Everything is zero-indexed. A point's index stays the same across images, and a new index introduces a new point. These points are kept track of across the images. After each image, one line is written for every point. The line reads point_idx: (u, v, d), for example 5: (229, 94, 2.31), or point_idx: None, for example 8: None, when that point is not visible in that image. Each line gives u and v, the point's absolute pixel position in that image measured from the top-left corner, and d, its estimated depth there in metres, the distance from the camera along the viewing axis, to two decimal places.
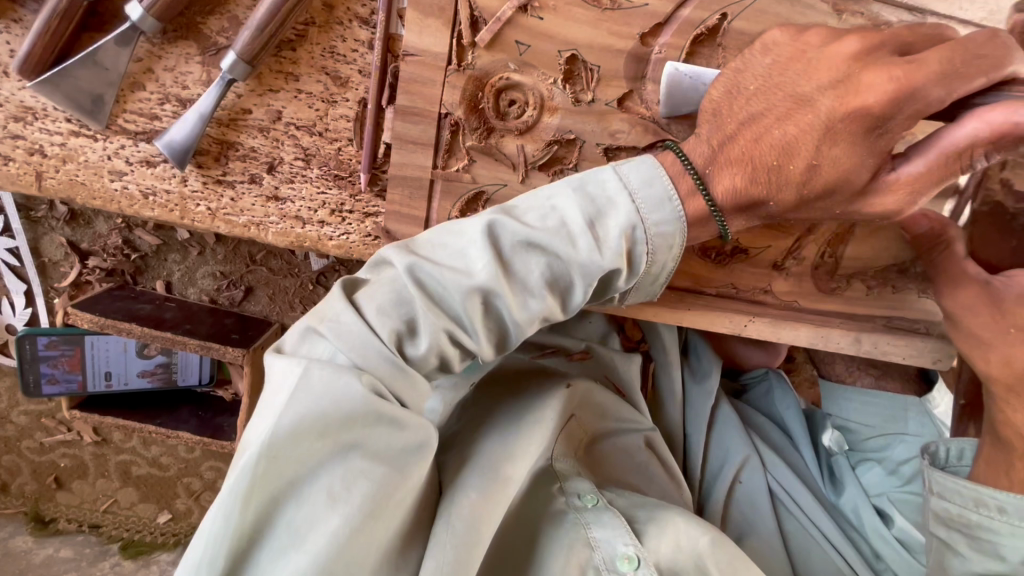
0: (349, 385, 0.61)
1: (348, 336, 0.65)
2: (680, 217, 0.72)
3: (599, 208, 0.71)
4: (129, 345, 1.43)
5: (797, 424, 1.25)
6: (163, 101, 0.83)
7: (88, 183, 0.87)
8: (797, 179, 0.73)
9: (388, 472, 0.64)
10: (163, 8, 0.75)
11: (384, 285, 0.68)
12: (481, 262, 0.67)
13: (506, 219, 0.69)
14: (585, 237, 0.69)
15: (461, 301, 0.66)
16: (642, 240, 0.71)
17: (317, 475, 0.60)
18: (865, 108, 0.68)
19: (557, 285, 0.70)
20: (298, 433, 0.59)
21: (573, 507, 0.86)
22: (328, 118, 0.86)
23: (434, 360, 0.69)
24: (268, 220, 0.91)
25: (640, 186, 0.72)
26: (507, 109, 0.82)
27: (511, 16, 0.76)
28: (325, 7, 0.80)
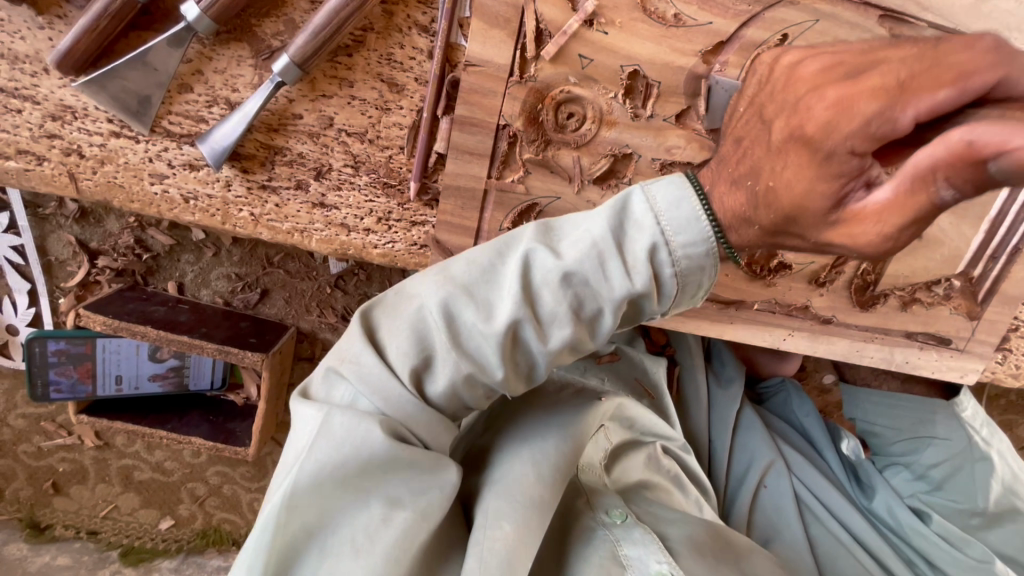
0: (367, 430, 0.61)
1: (370, 379, 0.64)
2: (710, 237, 0.61)
3: (627, 231, 0.62)
4: (141, 348, 1.38)
5: (818, 430, 1.28)
6: (211, 104, 0.81)
7: (126, 185, 0.84)
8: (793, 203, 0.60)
9: (410, 518, 0.63)
10: (221, 9, 0.72)
11: (405, 322, 0.64)
12: (504, 297, 0.62)
13: (529, 251, 0.63)
14: (614, 264, 0.61)
15: (482, 341, 0.62)
16: (669, 262, 0.61)
17: (342, 523, 0.62)
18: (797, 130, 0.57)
19: (586, 317, 0.64)
20: (318, 485, 0.60)
21: (603, 523, 0.85)
22: (380, 125, 0.84)
23: (456, 396, 0.67)
24: (312, 227, 0.89)
25: (668, 208, 0.61)
26: (566, 121, 0.81)
27: (577, 30, 0.76)
28: (384, 13, 0.78)
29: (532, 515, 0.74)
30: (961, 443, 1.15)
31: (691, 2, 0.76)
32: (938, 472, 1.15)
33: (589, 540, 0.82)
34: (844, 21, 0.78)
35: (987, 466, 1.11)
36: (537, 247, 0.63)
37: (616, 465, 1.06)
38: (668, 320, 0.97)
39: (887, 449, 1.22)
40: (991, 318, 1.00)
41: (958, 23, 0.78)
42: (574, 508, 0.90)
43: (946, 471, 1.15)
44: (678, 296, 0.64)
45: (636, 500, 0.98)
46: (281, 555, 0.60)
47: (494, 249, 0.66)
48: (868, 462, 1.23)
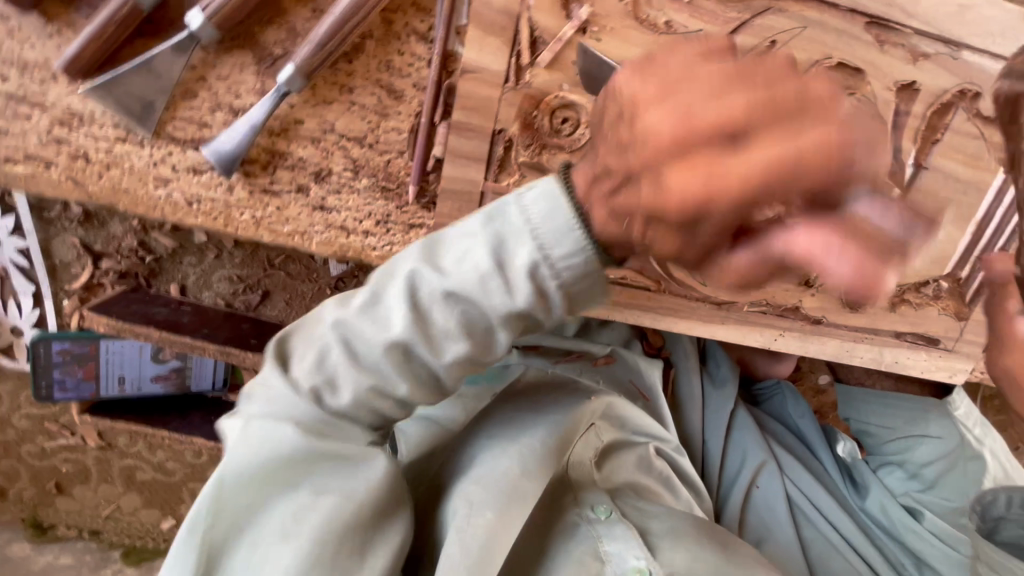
0: (284, 429, 0.65)
1: (275, 400, 0.67)
2: (583, 247, 0.66)
3: (508, 247, 0.67)
4: (144, 349, 1.39)
5: (812, 432, 1.30)
6: (215, 109, 0.82)
7: (131, 189, 0.86)
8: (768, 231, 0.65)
9: (337, 499, 0.67)
10: (225, 18, 0.75)
11: (312, 343, 0.69)
12: (398, 316, 0.66)
13: (413, 274, 0.67)
14: (494, 281, 0.66)
15: (379, 353, 0.67)
16: (550, 277, 0.66)
17: (269, 513, 0.66)
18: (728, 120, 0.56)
19: (470, 330, 0.68)
20: (243, 482, 0.65)
21: (586, 519, 0.87)
22: (379, 130, 0.86)
23: (365, 409, 0.70)
24: (313, 229, 0.90)
25: (543, 219, 0.67)
26: (561, 126, 0.83)
27: (571, 37, 0.78)
28: (383, 21, 0.81)
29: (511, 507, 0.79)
30: (954, 441, 1.15)
31: (682, 10, 0.78)
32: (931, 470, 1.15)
33: (572, 537, 0.85)
34: (831, 28, 0.80)
35: (981, 464, 1.11)
36: (420, 270, 0.67)
37: (606, 463, 1.05)
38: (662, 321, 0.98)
39: (880, 448, 1.24)
40: (978, 318, 1.02)
41: (943, 29, 0.81)
42: (559, 504, 0.91)
43: (939, 470, 1.14)
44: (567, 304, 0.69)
45: (624, 497, 0.97)
46: (210, 550, 0.64)
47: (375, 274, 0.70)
48: (861, 462, 1.25)
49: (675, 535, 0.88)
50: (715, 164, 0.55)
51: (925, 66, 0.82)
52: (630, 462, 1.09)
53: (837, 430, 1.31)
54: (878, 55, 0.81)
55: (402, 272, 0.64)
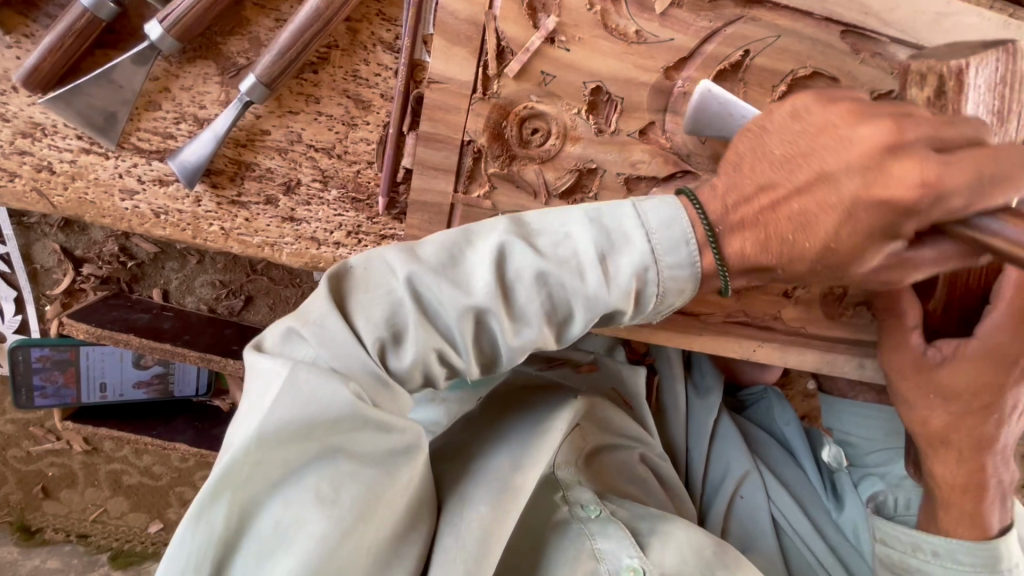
0: (338, 391, 0.58)
1: (336, 345, 0.61)
2: (694, 261, 0.70)
3: (610, 241, 0.68)
4: (126, 355, 1.40)
5: (798, 439, 1.29)
6: (179, 120, 0.81)
7: (97, 201, 0.85)
8: (812, 254, 0.70)
9: (376, 475, 0.62)
10: (183, 28, 0.73)
11: (380, 296, 0.64)
12: (481, 281, 0.65)
13: (508, 243, 0.66)
14: (595, 270, 0.67)
15: (456, 319, 0.64)
16: (653, 281, 0.69)
17: (303, 478, 0.59)
18: (889, 199, 0.64)
19: (551, 317, 0.69)
20: (286, 436, 0.57)
21: (577, 517, 0.87)
22: (348, 140, 0.85)
23: (418, 376, 0.66)
24: (282, 241, 0.89)
25: (660, 227, 0.69)
26: (530, 137, 0.82)
27: (539, 47, 0.76)
28: (348, 30, 0.79)
29: (507, 496, 0.78)
30: None
31: (652, 18, 0.76)
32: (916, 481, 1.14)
33: (562, 535, 0.85)
34: (805, 37, 0.78)
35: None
36: (516, 238, 0.67)
37: (594, 466, 1.04)
38: (639, 333, 0.96)
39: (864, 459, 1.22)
40: None
41: (920, 38, 0.79)
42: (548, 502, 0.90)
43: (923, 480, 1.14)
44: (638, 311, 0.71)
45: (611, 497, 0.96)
46: (240, 503, 0.57)
47: (463, 234, 0.69)
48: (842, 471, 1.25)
49: (662, 531, 0.89)
50: (810, 228, 0.69)
51: (904, 75, 0.80)
52: (614, 465, 1.08)
53: (820, 433, 1.30)
54: (854, 64, 0.79)
55: (500, 237, 0.64)
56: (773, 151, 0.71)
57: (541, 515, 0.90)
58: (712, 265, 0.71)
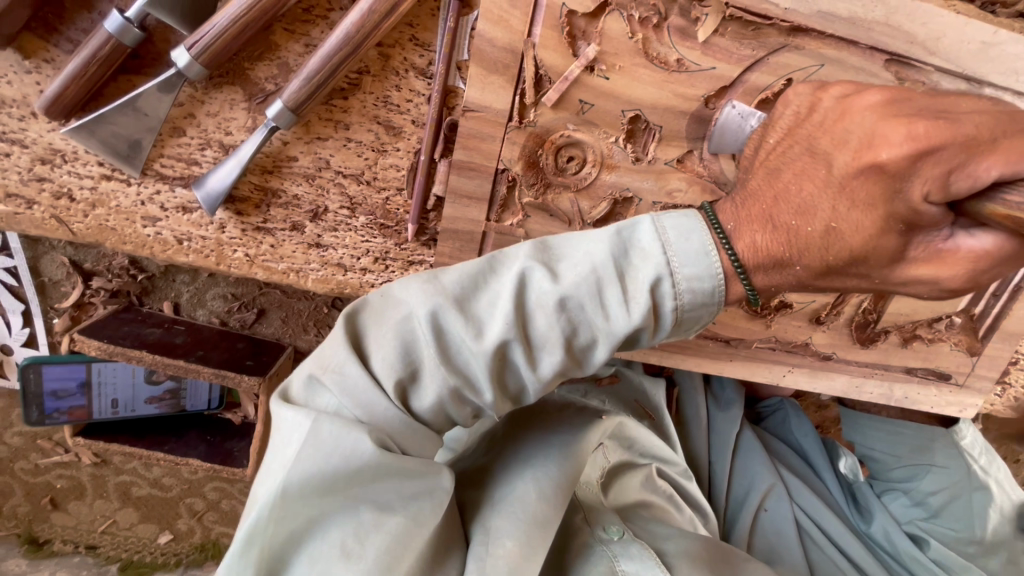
0: (356, 441, 0.57)
1: (354, 391, 0.59)
2: (716, 274, 0.59)
3: (630, 259, 0.60)
4: (137, 371, 1.37)
5: (816, 450, 1.28)
6: (204, 147, 0.79)
7: (119, 228, 0.82)
8: (818, 246, 0.61)
9: (403, 523, 0.59)
10: (211, 55, 0.70)
11: (391, 335, 0.60)
12: (497, 315, 0.60)
13: (526, 269, 0.60)
14: (613, 295, 0.59)
15: (475, 355, 0.59)
16: (670, 296, 0.59)
17: (328, 528, 0.58)
18: (877, 165, 0.55)
19: (581, 344, 0.62)
20: (306, 491, 0.56)
21: (600, 540, 0.84)
22: (377, 167, 0.83)
23: (442, 414, 0.63)
24: (308, 267, 0.88)
25: (675, 237, 0.60)
26: (566, 165, 0.80)
27: (578, 75, 0.74)
28: (380, 55, 0.76)
29: (535, 533, 0.73)
30: (961, 472, 1.17)
31: (694, 47, 0.74)
32: (937, 500, 1.15)
33: (587, 557, 0.82)
34: (849, 66, 0.76)
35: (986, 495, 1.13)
36: (536, 262, 0.61)
37: (614, 483, 1.04)
38: (669, 358, 0.95)
39: (886, 475, 1.23)
40: (991, 354, 1.00)
41: (965, 67, 0.77)
42: (570, 527, 0.88)
43: (944, 499, 1.15)
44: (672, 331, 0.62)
45: (634, 519, 0.96)
46: (267, 559, 0.57)
47: (484, 262, 0.64)
48: (865, 484, 1.24)
49: (686, 555, 0.86)
50: (809, 213, 0.60)
51: None
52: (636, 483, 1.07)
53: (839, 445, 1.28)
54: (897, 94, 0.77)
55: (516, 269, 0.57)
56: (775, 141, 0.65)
57: (566, 537, 0.87)
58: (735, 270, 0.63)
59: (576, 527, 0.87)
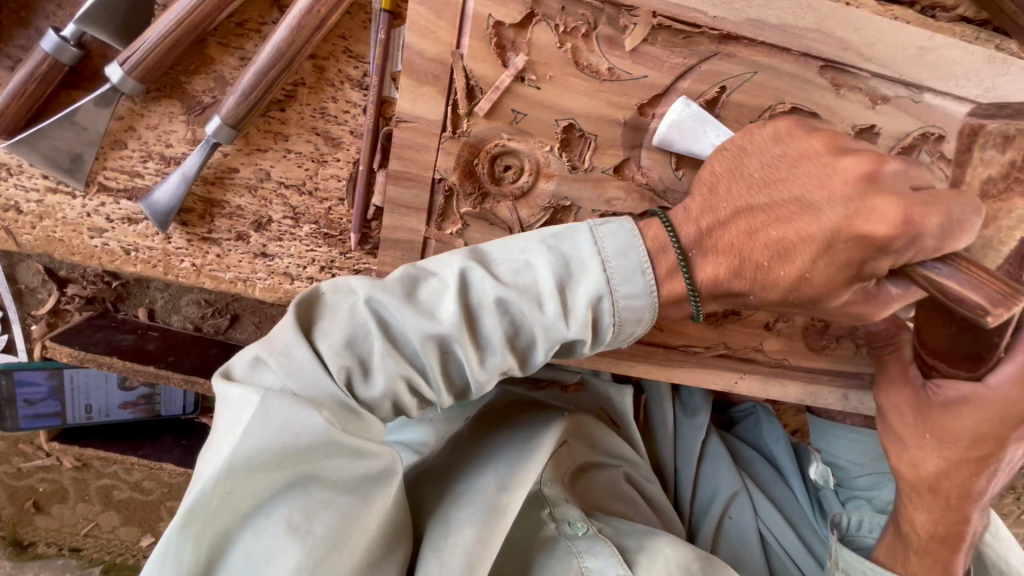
0: (308, 417, 0.55)
1: (301, 374, 0.58)
2: (652, 290, 0.65)
3: (573, 268, 0.64)
4: (110, 376, 1.39)
5: (786, 457, 1.27)
6: (146, 159, 0.80)
7: (66, 239, 0.84)
8: (783, 283, 0.67)
9: (350, 501, 0.59)
10: (145, 70, 0.72)
11: (342, 321, 0.61)
12: (449, 308, 0.61)
13: (469, 267, 0.62)
14: (554, 304, 0.62)
15: (426, 350, 0.61)
16: (609, 313, 0.64)
17: (276, 505, 0.56)
18: (868, 236, 0.61)
19: (520, 345, 0.65)
20: (254, 465, 0.54)
21: (564, 535, 0.84)
22: (317, 177, 0.83)
23: (388, 404, 0.63)
24: (255, 276, 0.88)
25: (615, 255, 0.65)
26: (503, 174, 0.80)
27: (509, 85, 0.75)
28: (316, 68, 0.77)
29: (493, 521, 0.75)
30: None
31: (624, 56, 0.74)
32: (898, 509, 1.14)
33: (551, 552, 0.82)
34: (783, 73, 0.76)
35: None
36: (474, 262, 0.63)
37: (580, 482, 1.02)
38: (618, 366, 0.95)
39: (848, 483, 1.19)
40: None
41: (902, 72, 0.77)
42: (535, 520, 0.88)
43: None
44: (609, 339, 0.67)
45: (599, 515, 0.94)
46: (212, 535, 0.54)
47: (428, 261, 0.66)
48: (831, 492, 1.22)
49: (648, 548, 0.86)
50: (762, 238, 0.67)
51: (886, 110, 0.78)
52: (602, 482, 1.06)
53: (809, 449, 1.29)
54: (833, 100, 0.77)
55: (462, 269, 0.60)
56: (753, 174, 0.69)
57: (530, 532, 0.86)
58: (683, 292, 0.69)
59: (542, 520, 0.87)
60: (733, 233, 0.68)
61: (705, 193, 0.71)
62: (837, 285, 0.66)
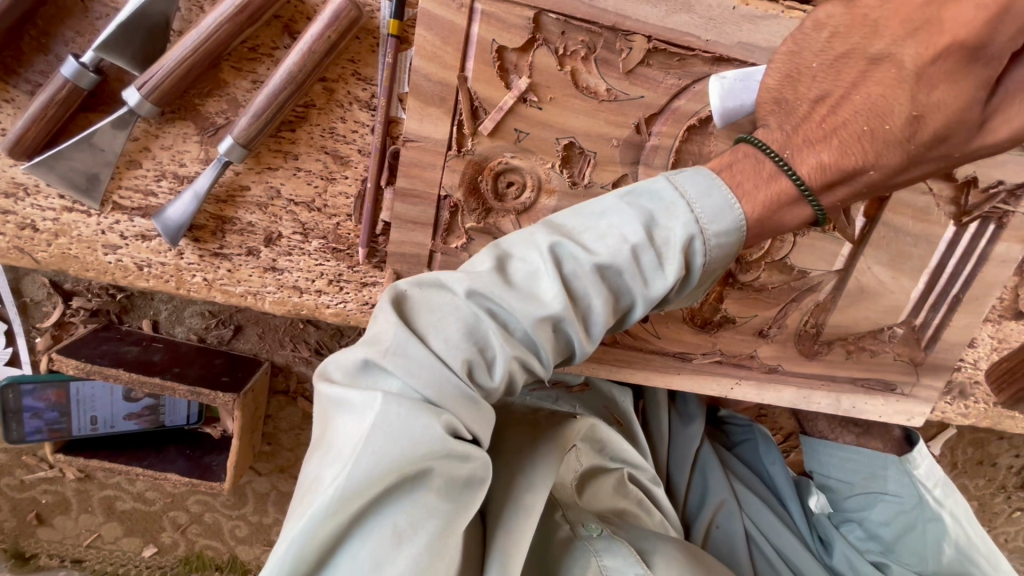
0: (425, 424, 0.57)
1: (418, 375, 0.59)
2: (742, 225, 0.64)
3: (659, 219, 0.64)
4: (115, 388, 1.41)
5: (783, 478, 1.25)
6: (160, 178, 0.83)
7: (81, 256, 0.86)
8: (900, 136, 0.64)
9: (452, 509, 0.60)
10: (161, 94, 0.74)
11: (448, 315, 0.62)
12: (552, 286, 0.63)
13: (563, 240, 0.64)
14: (652, 255, 0.64)
15: (532, 331, 0.63)
16: (701, 252, 0.64)
17: (383, 515, 0.57)
18: (956, 44, 0.61)
19: (621, 306, 0.68)
20: (374, 473, 0.55)
21: (582, 536, 0.85)
22: (326, 195, 0.86)
23: (504, 388, 0.65)
24: (265, 290, 0.90)
25: (700, 195, 0.64)
26: (505, 190, 0.83)
27: (512, 106, 0.78)
28: (325, 90, 0.81)
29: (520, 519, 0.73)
30: (912, 500, 1.14)
31: (622, 78, 0.78)
32: (889, 531, 1.15)
33: (568, 554, 0.82)
34: None
35: (940, 525, 1.12)
36: (567, 236, 0.64)
37: (587, 487, 1.03)
38: (618, 372, 0.98)
39: (843, 505, 1.20)
40: (935, 363, 1.03)
41: None
42: (550, 523, 0.88)
43: (897, 530, 1.15)
44: (698, 285, 0.67)
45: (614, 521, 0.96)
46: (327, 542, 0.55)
47: (516, 238, 0.67)
48: (824, 517, 1.22)
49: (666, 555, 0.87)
50: (875, 102, 0.64)
51: None
52: (610, 485, 1.06)
53: (809, 482, 1.27)
54: None
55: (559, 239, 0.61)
56: (809, 65, 0.68)
57: (546, 536, 0.87)
58: (790, 189, 0.65)
59: (556, 522, 0.88)
60: (898, 120, 0.64)
61: (774, 109, 0.70)
62: (960, 103, 0.63)
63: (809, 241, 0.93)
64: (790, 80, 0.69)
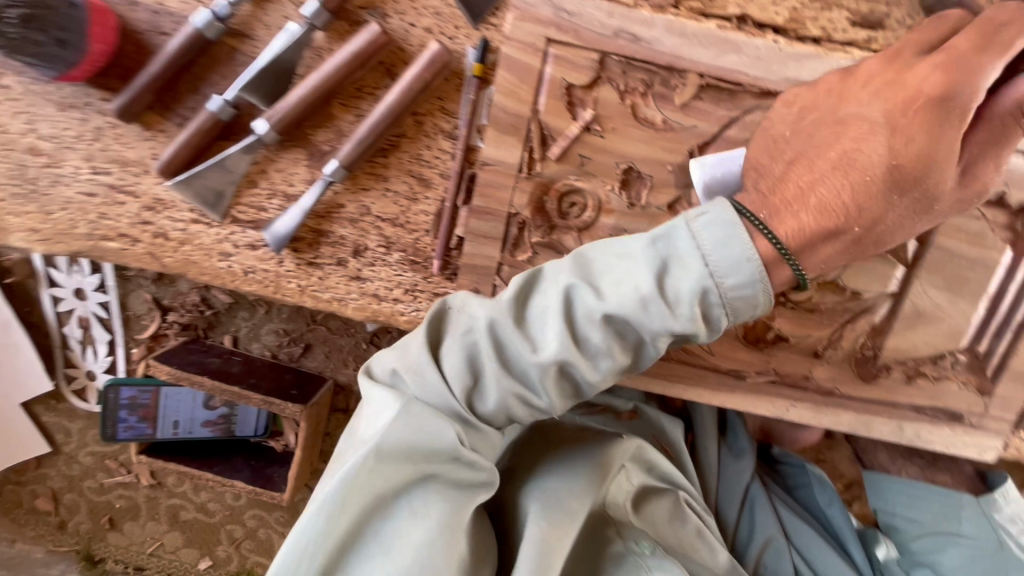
0: (438, 431, 0.71)
1: (430, 392, 0.73)
2: (759, 278, 0.69)
3: (670, 267, 0.70)
4: (198, 396, 1.53)
5: (844, 524, 1.19)
6: (272, 197, 0.97)
7: (199, 261, 0.99)
8: (853, 201, 0.74)
9: (450, 502, 0.74)
10: (283, 124, 0.90)
11: (467, 346, 0.73)
12: (554, 332, 0.71)
13: (577, 287, 0.71)
14: (660, 306, 0.69)
15: (533, 371, 0.72)
16: (716, 303, 0.70)
17: (399, 497, 0.72)
18: (864, 122, 0.74)
19: (629, 344, 0.74)
20: (387, 463, 0.70)
21: (632, 550, 0.88)
22: (410, 213, 0.98)
23: (508, 413, 0.76)
24: (349, 297, 1.00)
25: (717, 249, 0.69)
26: (569, 210, 0.92)
27: (578, 134, 0.88)
28: (415, 123, 0.94)
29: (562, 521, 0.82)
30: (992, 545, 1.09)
31: (676, 110, 0.87)
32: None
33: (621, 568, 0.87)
34: None
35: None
36: (582, 283, 0.71)
37: (638, 507, 0.99)
38: (671, 386, 1.01)
39: (909, 547, 1.14)
40: (1003, 394, 1.01)
41: None
42: (603, 537, 0.91)
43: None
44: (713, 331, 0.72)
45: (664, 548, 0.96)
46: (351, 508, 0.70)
47: (540, 274, 0.75)
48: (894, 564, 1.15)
49: None
50: (821, 174, 0.75)
51: None
52: (663, 510, 1.01)
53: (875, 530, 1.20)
54: None
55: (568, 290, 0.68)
56: (783, 137, 0.79)
57: (597, 547, 0.90)
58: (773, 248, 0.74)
59: (608, 537, 0.91)
60: (848, 185, 0.74)
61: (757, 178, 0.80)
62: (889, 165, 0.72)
63: (861, 264, 0.96)
64: (773, 145, 0.80)
